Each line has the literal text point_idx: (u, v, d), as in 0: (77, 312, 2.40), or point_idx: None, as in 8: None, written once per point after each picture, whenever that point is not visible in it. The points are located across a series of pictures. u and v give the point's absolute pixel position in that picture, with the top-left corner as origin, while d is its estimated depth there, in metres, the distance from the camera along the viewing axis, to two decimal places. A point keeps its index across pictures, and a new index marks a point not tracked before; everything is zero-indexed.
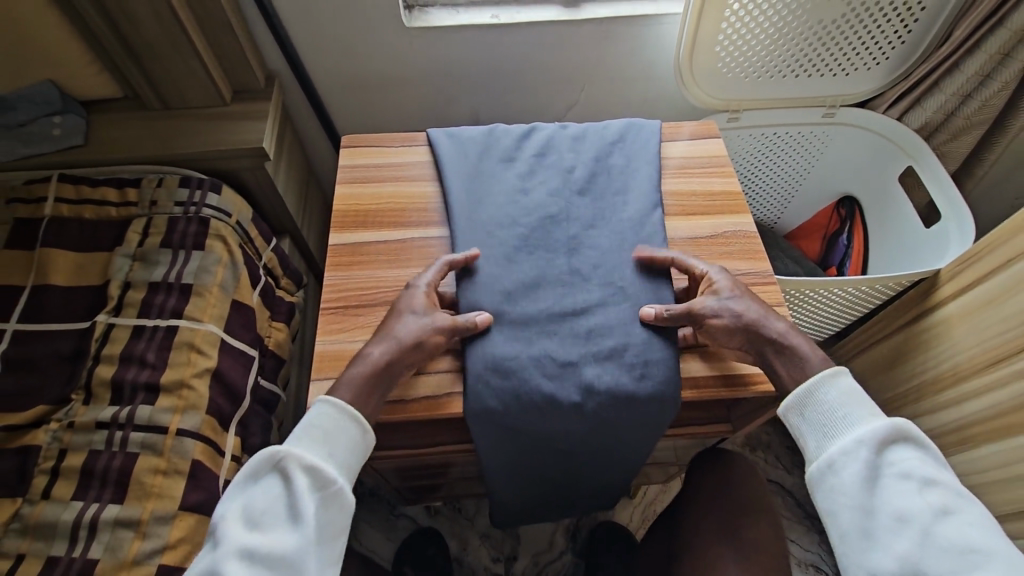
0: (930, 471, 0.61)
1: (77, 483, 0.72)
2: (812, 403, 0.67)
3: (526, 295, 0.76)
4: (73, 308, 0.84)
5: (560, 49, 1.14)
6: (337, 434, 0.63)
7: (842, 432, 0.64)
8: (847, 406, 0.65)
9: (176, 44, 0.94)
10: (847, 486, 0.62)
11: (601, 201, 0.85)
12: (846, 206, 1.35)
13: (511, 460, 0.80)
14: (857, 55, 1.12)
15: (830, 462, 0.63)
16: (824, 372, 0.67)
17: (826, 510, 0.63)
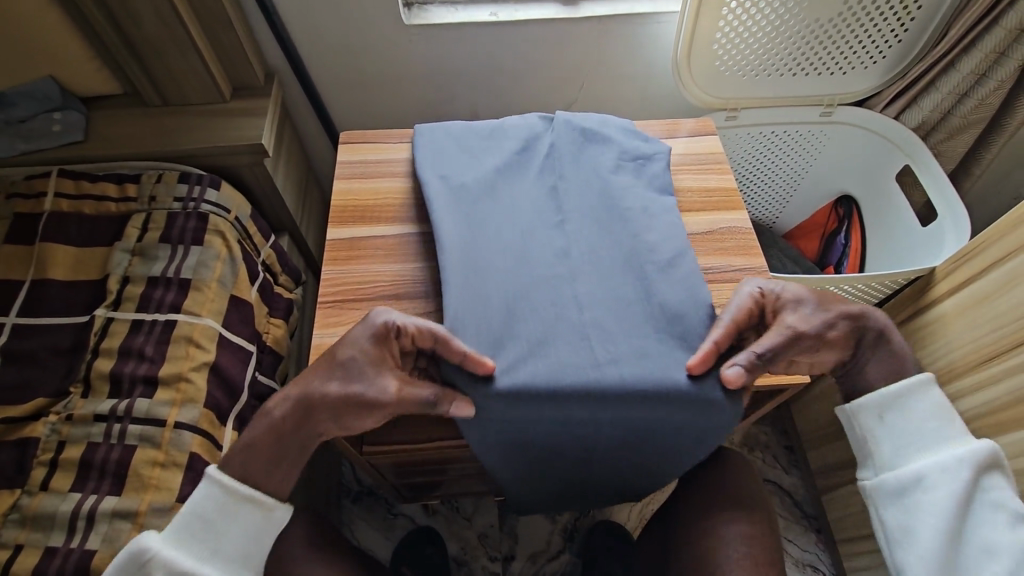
0: (1015, 504, 0.68)
1: (76, 475, 0.72)
2: (902, 413, 0.72)
3: (533, 355, 0.67)
4: (72, 302, 0.85)
5: (559, 48, 1.15)
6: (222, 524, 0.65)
7: (935, 451, 0.71)
8: (943, 424, 0.71)
9: (177, 40, 0.94)
10: (938, 503, 0.68)
11: (611, 242, 0.76)
12: (844, 206, 1.35)
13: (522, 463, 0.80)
14: (854, 54, 1.13)
15: (921, 477, 0.70)
16: (920, 377, 0.72)
17: (907, 524, 0.70)
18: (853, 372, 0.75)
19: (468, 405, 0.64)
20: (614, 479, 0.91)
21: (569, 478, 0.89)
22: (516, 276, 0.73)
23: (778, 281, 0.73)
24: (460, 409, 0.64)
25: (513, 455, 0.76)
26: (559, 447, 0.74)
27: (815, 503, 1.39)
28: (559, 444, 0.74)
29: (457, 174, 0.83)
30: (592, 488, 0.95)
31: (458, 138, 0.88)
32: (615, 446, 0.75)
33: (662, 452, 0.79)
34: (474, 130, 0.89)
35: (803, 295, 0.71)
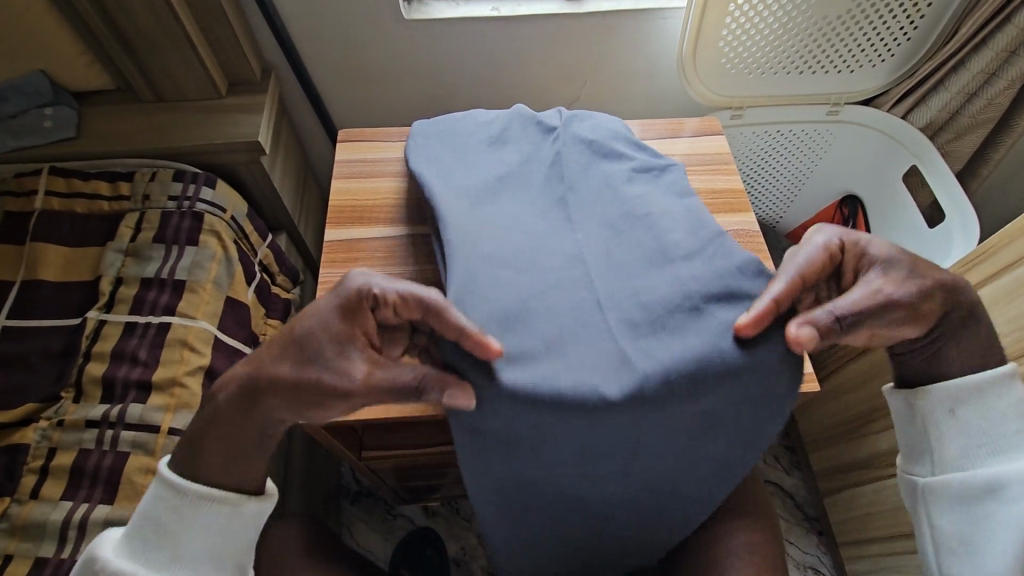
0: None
1: (67, 483, 0.70)
2: (978, 409, 0.66)
3: (542, 354, 0.64)
4: (63, 304, 0.83)
5: (562, 43, 1.13)
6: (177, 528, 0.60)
7: (1007, 454, 0.65)
8: (1018, 425, 0.66)
9: (170, 34, 0.92)
10: (1015, 513, 0.63)
11: (623, 244, 0.73)
12: (849, 205, 1.33)
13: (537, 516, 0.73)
14: (862, 51, 1.11)
15: (997, 482, 0.64)
16: (1002, 373, 0.66)
17: (976, 530, 0.65)
18: (935, 353, 0.68)
19: (469, 397, 0.60)
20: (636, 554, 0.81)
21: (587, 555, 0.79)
22: (524, 280, 0.69)
23: (862, 233, 0.66)
24: (454, 399, 0.60)
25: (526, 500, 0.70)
26: (579, 485, 0.69)
27: (817, 505, 1.38)
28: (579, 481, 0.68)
29: (458, 179, 0.81)
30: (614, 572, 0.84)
31: (455, 150, 0.86)
32: (637, 484, 0.70)
33: (685, 499, 0.73)
34: (472, 139, 0.87)
35: (892, 251, 0.64)
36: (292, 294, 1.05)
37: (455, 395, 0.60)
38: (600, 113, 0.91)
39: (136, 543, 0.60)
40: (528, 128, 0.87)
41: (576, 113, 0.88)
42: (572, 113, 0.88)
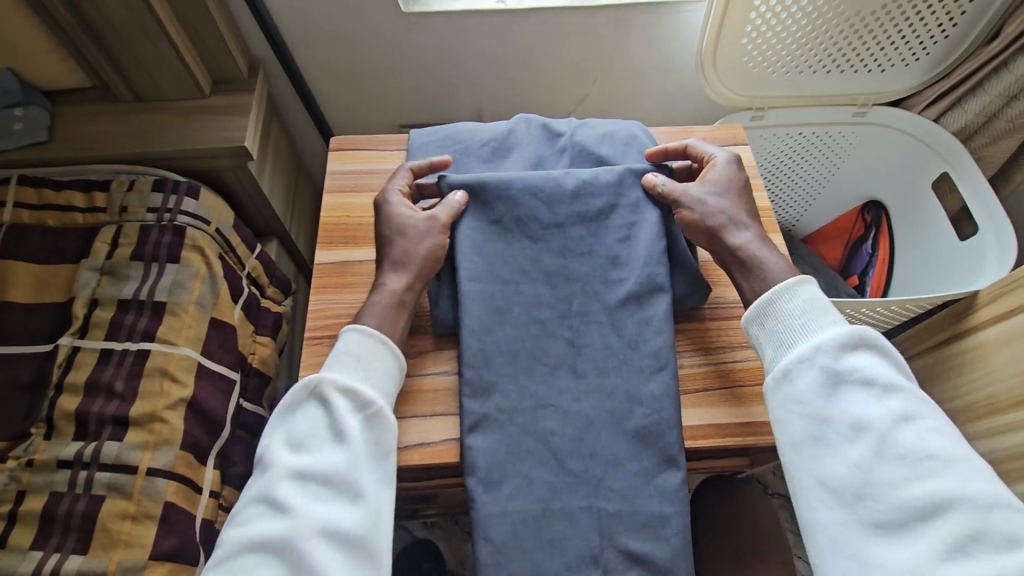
0: (891, 376, 0.56)
1: (38, 530, 0.65)
2: (773, 312, 0.62)
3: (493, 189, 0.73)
4: (34, 328, 0.77)
5: (572, 39, 1.05)
6: (370, 359, 0.61)
7: (804, 340, 0.59)
8: (813, 315, 0.59)
9: (147, 29, 0.84)
10: (801, 393, 0.57)
11: None
12: (872, 210, 1.26)
13: (497, 358, 0.65)
14: (895, 49, 1.03)
15: (784, 371, 0.59)
16: (791, 280, 0.62)
17: (776, 418, 0.58)
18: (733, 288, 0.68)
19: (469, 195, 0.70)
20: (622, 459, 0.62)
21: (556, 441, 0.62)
22: None
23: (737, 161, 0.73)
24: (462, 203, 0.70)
25: (479, 329, 0.66)
26: (530, 305, 0.67)
27: None
28: (534, 304, 0.67)
29: None
30: (596, 508, 0.61)
31: (455, 162, 0.79)
32: (594, 317, 0.67)
33: (658, 355, 0.65)
34: (472, 146, 0.80)
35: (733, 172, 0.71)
36: (283, 306, 1.00)
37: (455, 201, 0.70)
38: (613, 119, 0.85)
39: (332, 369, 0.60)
40: (533, 133, 0.81)
41: (586, 121, 0.82)
42: (581, 120, 0.82)
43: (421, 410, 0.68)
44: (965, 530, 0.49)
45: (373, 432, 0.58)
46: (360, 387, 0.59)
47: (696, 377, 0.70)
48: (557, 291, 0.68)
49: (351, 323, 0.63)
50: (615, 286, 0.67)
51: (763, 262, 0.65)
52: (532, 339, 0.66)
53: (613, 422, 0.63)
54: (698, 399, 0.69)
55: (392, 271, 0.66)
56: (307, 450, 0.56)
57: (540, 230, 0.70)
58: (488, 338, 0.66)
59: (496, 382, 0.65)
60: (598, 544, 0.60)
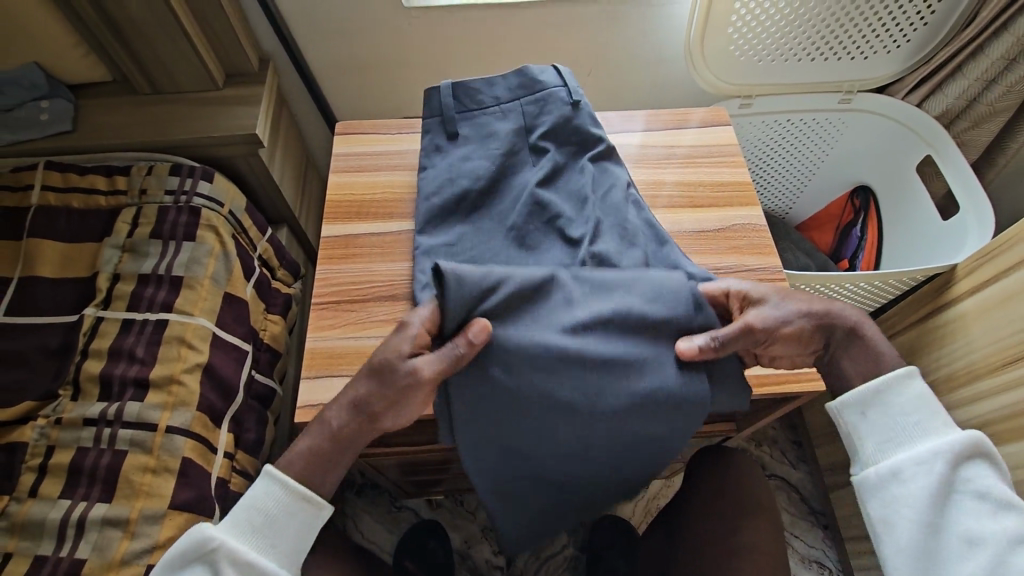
0: (1007, 494, 0.60)
1: (65, 481, 0.70)
2: (880, 406, 0.64)
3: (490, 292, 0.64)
4: (61, 300, 0.82)
5: (566, 29, 1.09)
6: (283, 521, 0.60)
7: (914, 442, 0.62)
8: (921, 417, 0.63)
9: (165, 25, 0.90)
10: (913, 500, 0.60)
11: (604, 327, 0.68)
12: (860, 196, 1.29)
13: (495, 453, 0.66)
14: (876, 38, 1.07)
15: (894, 471, 0.62)
16: (900, 371, 0.64)
17: (883, 520, 0.62)
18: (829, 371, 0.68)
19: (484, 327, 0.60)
20: (606, 486, 0.75)
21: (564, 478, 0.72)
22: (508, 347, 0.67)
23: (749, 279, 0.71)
24: (477, 335, 0.60)
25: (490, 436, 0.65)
26: (532, 415, 0.64)
27: (822, 498, 1.36)
28: (542, 410, 0.64)
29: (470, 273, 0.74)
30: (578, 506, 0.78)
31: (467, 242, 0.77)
32: (609, 421, 0.65)
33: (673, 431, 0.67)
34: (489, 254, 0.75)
35: (772, 292, 0.68)
36: (292, 289, 1.05)
37: (474, 333, 0.60)
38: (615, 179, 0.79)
39: (234, 532, 0.60)
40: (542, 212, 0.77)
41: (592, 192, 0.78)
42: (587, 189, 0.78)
43: None
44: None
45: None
46: (259, 562, 0.59)
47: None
48: (567, 402, 0.64)
49: (272, 471, 0.60)
50: (630, 389, 0.64)
51: (877, 344, 0.66)
52: (536, 441, 0.65)
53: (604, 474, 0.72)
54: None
55: (335, 409, 0.63)
56: None
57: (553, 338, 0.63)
58: (493, 432, 0.65)
59: (500, 466, 0.68)
60: (570, 518, 0.81)
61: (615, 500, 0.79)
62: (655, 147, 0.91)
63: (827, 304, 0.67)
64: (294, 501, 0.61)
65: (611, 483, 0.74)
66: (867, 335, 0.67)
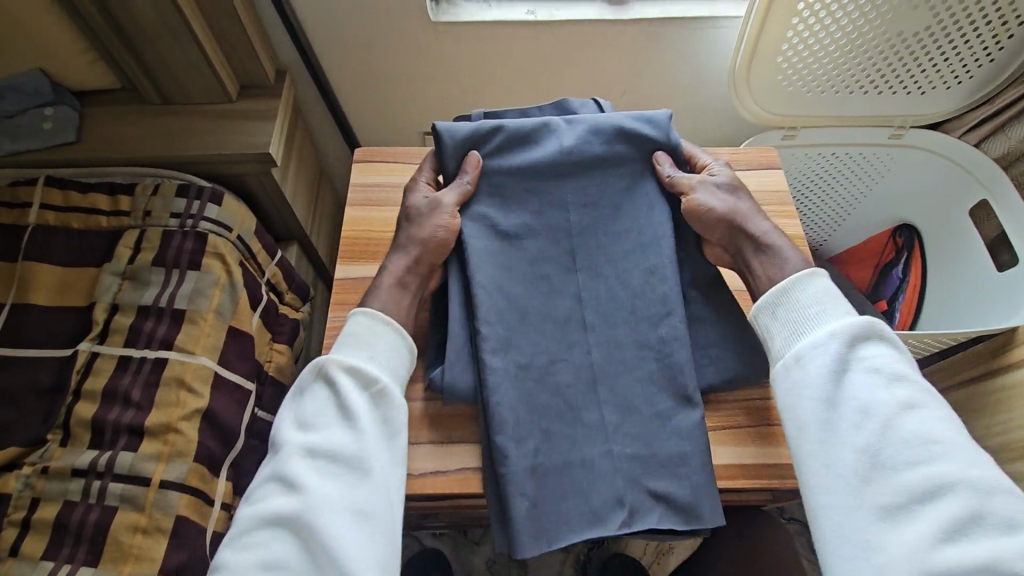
0: (901, 367, 0.57)
1: (50, 539, 0.65)
2: (786, 302, 0.64)
3: (489, 146, 0.72)
4: (55, 331, 0.77)
5: (604, 49, 1.02)
6: (374, 335, 0.63)
7: (815, 328, 0.61)
8: (822, 306, 0.62)
9: (174, 34, 0.83)
10: (812, 379, 0.58)
11: (601, 223, 0.70)
12: (904, 234, 1.20)
13: (508, 315, 0.67)
14: (936, 72, 0.98)
15: (796, 356, 0.60)
16: (801, 272, 0.64)
17: (788, 405, 0.60)
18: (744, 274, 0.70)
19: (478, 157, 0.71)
20: (637, 406, 0.64)
21: (577, 365, 0.66)
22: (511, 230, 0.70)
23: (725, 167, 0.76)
24: (469, 163, 0.71)
25: (490, 286, 0.67)
26: (538, 262, 0.69)
27: None
28: (538, 257, 0.69)
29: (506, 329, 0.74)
30: (615, 453, 0.63)
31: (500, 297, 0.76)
32: (601, 270, 0.69)
33: (666, 300, 0.66)
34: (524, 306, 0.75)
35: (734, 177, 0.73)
36: (301, 313, 0.98)
37: (468, 164, 0.71)
38: None
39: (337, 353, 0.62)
40: None
41: None
42: None
43: (440, 436, 0.67)
44: (962, 513, 0.51)
45: (377, 409, 0.60)
46: (363, 364, 0.61)
47: (721, 414, 0.69)
48: (560, 245, 0.70)
49: (359, 307, 0.66)
50: (610, 227, 0.70)
51: (785, 252, 0.67)
52: (540, 297, 0.68)
53: (624, 370, 0.66)
54: (726, 437, 0.67)
55: (392, 258, 0.69)
56: (314, 428, 0.59)
57: (541, 182, 0.71)
58: (503, 284, 0.67)
59: (513, 335, 0.66)
60: (623, 486, 0.62)
61: (667, 449, 0.63)
62: None
63: (756, 212, 0.71)
64: (381, 323, 0.64)
65: (641, 398, 0.65)
66: (783, 251, 0.67)
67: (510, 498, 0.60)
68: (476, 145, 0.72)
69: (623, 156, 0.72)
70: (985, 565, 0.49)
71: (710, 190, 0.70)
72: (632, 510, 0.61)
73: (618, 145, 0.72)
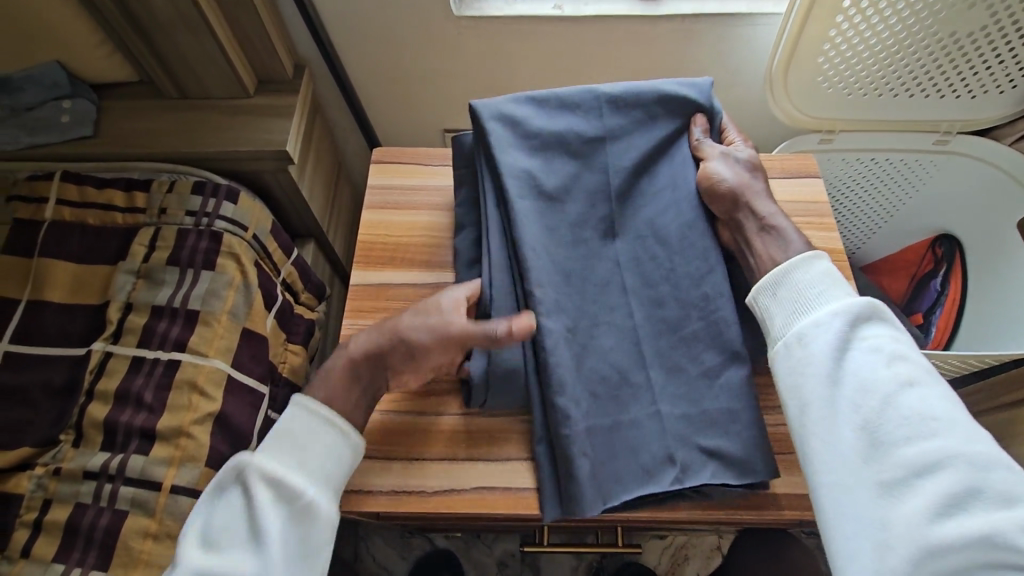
0: (899, 345, 0.55)
1: (61, 542, 0.65)
2: (787, 284, 0.61)
3: (525, 111, 0.70)
4: (70, 329, 0.76)
5: (633, 47, 0.98)
6: (310, 439, 0.58)
7: (817, 308, 0.58)
8: (824, 285, 0.59)
9: (192, 27, 0.81)
10: (814, 358, 0.56)
11: (638, 186, 0.70)
12: (945, 245, 1.15)
13: (555, 277, 0.65)
14: (990, 75, 0.92)
15: (798, 336, 0.57)
16: (806, 254, 0.61)
17: (788, 386, 0.57)
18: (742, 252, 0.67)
19: (530, 324, 0.58)
20: (682, 365, 0.63)
21: (621, 329, 0.64)
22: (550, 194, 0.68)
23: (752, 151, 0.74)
24: (517, 331, 0.58)
25: (537, 247, 0.64)
26: (579, 226, 0.68)
27: None
28: (578, 224, 0.68)
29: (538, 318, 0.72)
30: (661, 412, 0.61)
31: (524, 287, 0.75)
32: (640, 233, 0.68)
33: (705, 257, 0.65)
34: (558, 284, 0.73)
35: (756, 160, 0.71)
36: (316, 312, 0.97)
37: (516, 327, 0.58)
38: None
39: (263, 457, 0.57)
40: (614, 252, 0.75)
41: None
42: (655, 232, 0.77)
43: (453, 453, 0.63)
44: (960, 486, 0.49)
45: (298, 528, 0.56)
46: (288, 477, 0.56)
47: (778, 437, 0.65)
48: (597, 213, 0.68)
49: (299, 396, 0.60)
50: (648, 191, 0.69)
51: (788, 232, 0.64)
52: (582, 262, 0.66)
53: (668, 331, 0.64)
54: (785, 464, 0.64)
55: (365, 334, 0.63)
56: (221, 545, 0.55)
57: (574, 149, 0.69)
58: (548, 247, 0.65)
59: (562, 296, 0.64)
60: (673, 443, 0.60)
61: (716, 406, 0.61)
62: None
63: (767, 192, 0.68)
64: (318, 422, 0.59)
65: (685, 357, 0.63)
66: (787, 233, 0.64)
67: (572, 459, 0.58)
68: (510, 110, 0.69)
69: (656, 122, 0.71)
70: (983, 535, 0.47)
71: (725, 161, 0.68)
72: (683, 467, 0.59)
73: (655, 110, 0.70)
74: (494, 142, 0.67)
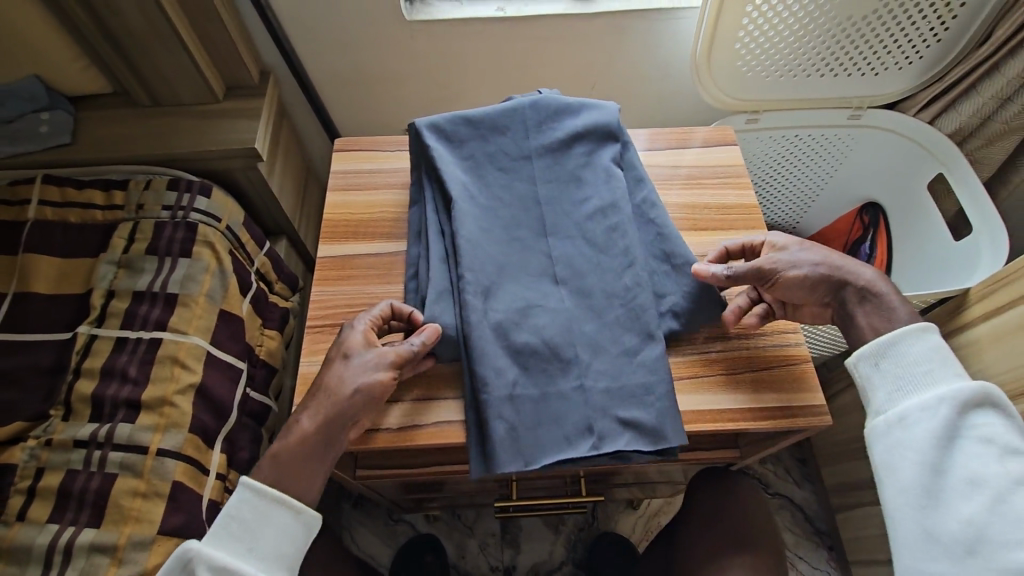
0: (1011, 441, 0.61)
1: (54, 504, 0.70)
2: (890, 356, 0.66)
3: (463, 133, 0.78)
4: (55, 317, 0.82)
5: (572, 43, 1.08)
6: (260, 523, 0.61)
7: (923, 389, 0.64)
8: (931, 366, 0.64)
9: (163, 38, 0.88)
10: (917, 442, 0.62)
11: (567, 191, 0.77)
12: (869, 213, 1.26)
13: (489, 265, 0.72)
14: (888, 53, 1.04)
15: (901, 416, 0.64)
16: (913, 326, 0.66)
17: (887, 464, 0.64)
18: (845, 325, 0.70)
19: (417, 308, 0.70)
20: (606, 346, 0.69)
21: (550, 315, 0.70)
22: (485, 199, 0.76)
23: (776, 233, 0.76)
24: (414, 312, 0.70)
25: (469, 240, 0.72)
26: (512, 228, 0.75)
27: (827, 519, 1.29)
28: (512, 224, 0.75)
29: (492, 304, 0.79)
30: (584, 387, 0.67)
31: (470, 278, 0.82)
32: (568, 232, 0.75)
33: (624, 253, 0.73)
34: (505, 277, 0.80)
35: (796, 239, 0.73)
36: (291, 302, 1.03)
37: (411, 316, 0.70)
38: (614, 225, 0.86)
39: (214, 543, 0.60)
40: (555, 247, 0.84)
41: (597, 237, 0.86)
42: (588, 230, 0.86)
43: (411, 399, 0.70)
44: None
45: None
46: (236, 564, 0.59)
47: (705, 363, 0.72)
48: (529, 214, 0.75)
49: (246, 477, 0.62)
50: (576, 197, 0.76)
51: (889, 299, 0.68)
52: (515, 256, 0.73)
53: (593, 316, 0.71)
54: (699, 385, 0.70)
55: (306, 409, 0.64)
56: None
57: (509, 162, 0.78)
58: (484, 243, 0.73)
59: (495, 284, 0.71)
60: (595, 414, 0.66)
61: (635, 380, 0.67)
62: (657, 167, 0.89)
63: (841, 260, 0.70)
64: (268, 503, 0.61)
65: (608, 338, 0.70)
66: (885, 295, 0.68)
67: (492, 425, 0.64)
68: (449, 135, 0.78)
69: (582, 140, 0.79)
70: None
71: (799, 246, 0.71)
72: (600, 436, 0.65)
73: (580, 128, 0.78)
74: (436, 156, 0.76)
